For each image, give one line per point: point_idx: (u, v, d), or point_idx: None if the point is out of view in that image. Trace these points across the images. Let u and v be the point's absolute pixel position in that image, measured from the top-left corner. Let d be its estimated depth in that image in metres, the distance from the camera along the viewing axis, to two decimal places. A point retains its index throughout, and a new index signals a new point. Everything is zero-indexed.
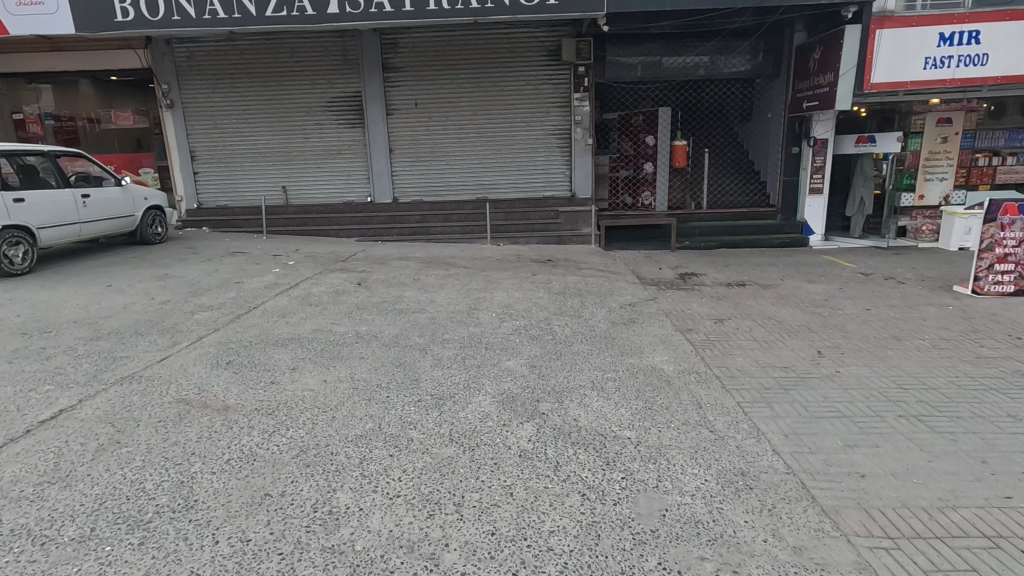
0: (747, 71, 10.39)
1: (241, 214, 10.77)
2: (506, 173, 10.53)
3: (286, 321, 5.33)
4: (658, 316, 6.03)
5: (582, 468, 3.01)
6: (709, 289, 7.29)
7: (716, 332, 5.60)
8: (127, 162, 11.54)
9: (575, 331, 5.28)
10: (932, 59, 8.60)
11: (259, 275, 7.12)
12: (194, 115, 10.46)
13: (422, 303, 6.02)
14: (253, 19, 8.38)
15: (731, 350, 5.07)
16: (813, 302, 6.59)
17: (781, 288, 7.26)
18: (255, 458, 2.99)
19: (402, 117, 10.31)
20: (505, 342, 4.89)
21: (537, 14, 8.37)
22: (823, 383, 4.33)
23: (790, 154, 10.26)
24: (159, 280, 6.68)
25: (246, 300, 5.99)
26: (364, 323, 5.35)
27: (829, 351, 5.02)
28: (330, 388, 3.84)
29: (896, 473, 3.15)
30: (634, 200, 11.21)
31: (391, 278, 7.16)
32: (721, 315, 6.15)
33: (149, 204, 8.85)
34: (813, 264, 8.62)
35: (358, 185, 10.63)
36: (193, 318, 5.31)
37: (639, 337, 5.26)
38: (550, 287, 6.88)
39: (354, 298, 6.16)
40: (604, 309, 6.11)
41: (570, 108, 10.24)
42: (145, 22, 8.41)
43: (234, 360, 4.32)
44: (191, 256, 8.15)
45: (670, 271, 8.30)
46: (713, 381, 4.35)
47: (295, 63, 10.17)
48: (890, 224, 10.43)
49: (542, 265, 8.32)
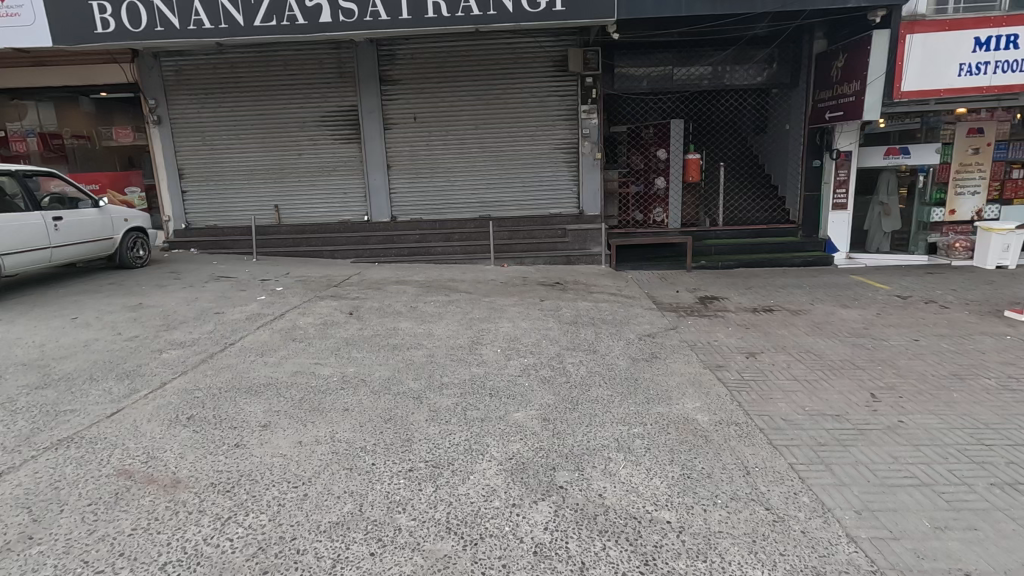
0: (764, 81, 9.82)
1: (231, 235, 10.22)
2: (510, 190, 9.97)
3: (264, 361, 4.71)
4: (682, 350, 5.39)
5: (615, 571, 2.37)
6: (734, 316, 6.65)
7: (751, 369, 4.96)
8: (116, 181, 10.99)
9: (591, 371, 4.66)
10: (967, 65, 8.03)
11: (242, 304, 6.53)
12: (181, 131, 9.96)
13: (419, 337, 5.40)
14: (241, 30, 7.89)
15: (771, 393, 4.44)
16: (851, 332, 5.95)
17: (813, 314, 6.63)
18: (199, 561, 2.36)
19: (401, 132, 9.78)
20: (512, 386, 4.26)
21: (542, 21, 7.85)
22: (887, 438, 3.69)
23: (811, 168, 9.68)
24: (131, 311, 6.09)
25: (222, 334, 5.38)
26: (353, 362, 4.74)
27: (885, 394, 4.37)
28: (306, 453, 3.22)
29: (1012, 571, 2.49)
30: (645, 217, 10.58)
31: (386, 306, 6.56)
32: (752, 348, 5.51)
33: (130, 226, 8.29)
34: (843, 286, 7.98)
35: (354, 203, 10.08)
36: (158, 359, 4.70)
37: (664, 378, 4.62)
38: (560, 315, 6.26)
39: (343, 331, 5.53)
40: (622, 342, 5.48)
41: (577, 120, 9.69)
42: (126, 34, 7.92)
43: (195, 414, 3.69)
44: (172, 282, 7.57)
45: (688, 295, 7.69)
46: (757, 437, 3.70)
47: (288, 75, 9.66)
48: (919, 240, 9.94)
49: (550, 288, 7.71)
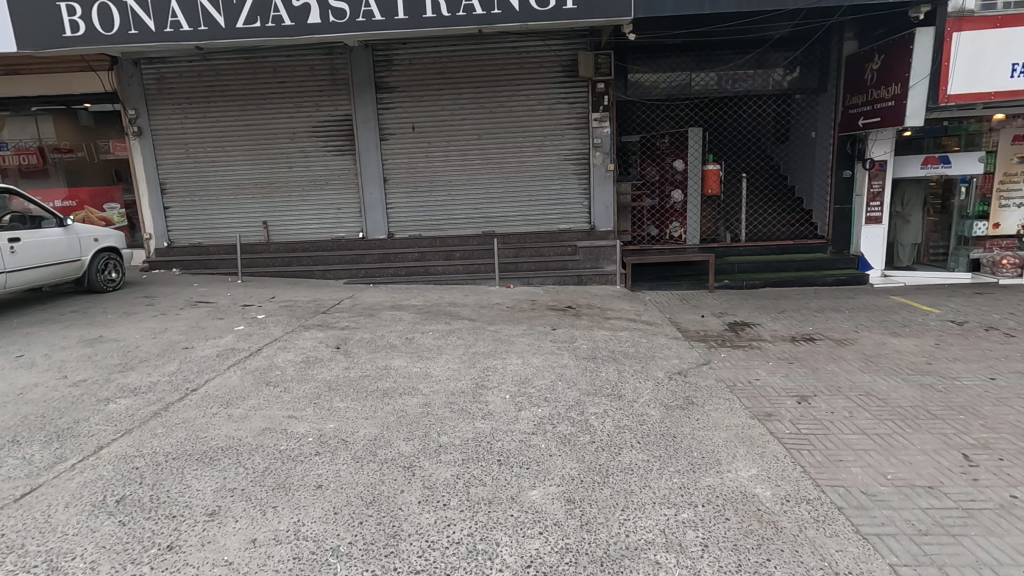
0: (790, 87, 9.13)
1: (216, 253, 9.48)
2: (516, 204, 9.25)
3: (228, 414, 3.93)
4: (721, 394, 4.61)
5: None
6: (772, 347, 5.87)
7: (807, 419, 4.18)
8: (96, 197, 10.30)
9: (620, 425, 3.87)
10: (1020, 66, 7.32)
11: (215, 336, 5.77)
12: (164, 144, 9.28)
13: (414, 379, 4.62)
14: (222, 32, 7.21)
15: (838, 454, 3.64)
16: (912, 367, 5.17)
17: (862, 344, 5.84)
18: None
19: (398, 143, 9.09)
20: (526, 450, 3.47)
21: (551, 20, 7.16)
22: (1007, 524, 2.89)
23: (841, 178, 8.98)
24: (86, 346, 5.35)
25: (185, 377, 4.62)
26: (335, 416, 3.95)
27: (981, 455, 3.58)
28: (260, 560, 2.45)
29: None
30: (660, 232, 9.78)
31: (379, 338, 5.79)
32: (803, 390, 4.71)
33: (100, 246, 7.55)
34: (886, 309, 7.21)
35: (348, 219, 9.38)
36: (101, 413, 3.93)
37: (708, 434, 3.84)
38: (576, 349, 5.48)
39: (327, 372, 4.76)
40: (650, 384, 4.71)
41: (587, 129, 9.00)
42: (97, 37, 7.27)
43: (127, 496, 2.93)
44: (144, 308, 6.85)
45: (715, 321, 6.91)
46: (839, 522, 2.91)
47: (278, 82, 9.00)
48: (959, 255, 9.27)
49: (562, 314, 6.96)
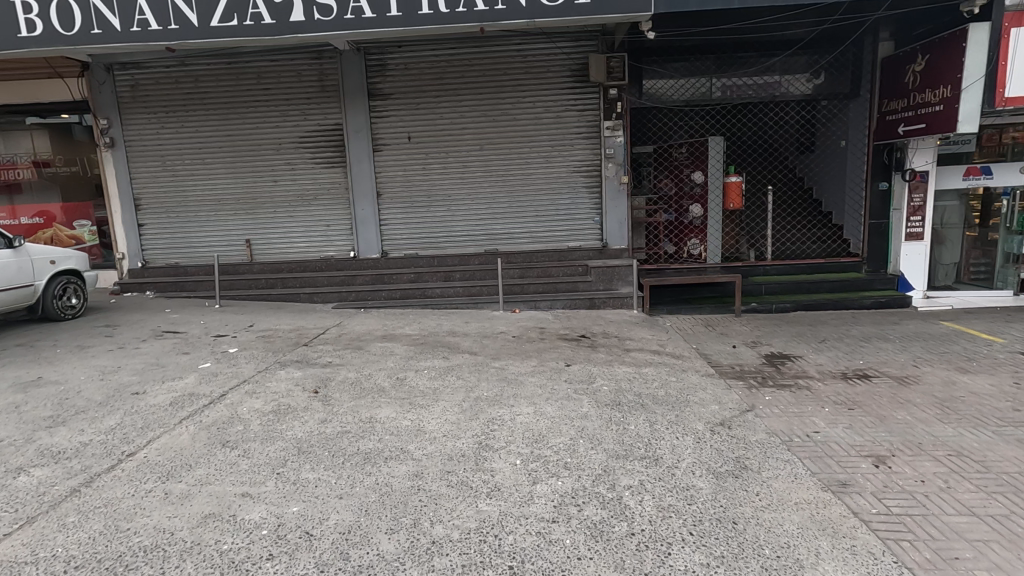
0: (820, 91, 8.38)
1: (193, 273, 8.67)
2: (521, 220, 8.47)
3: (164, 493, 3.09)
4: (779, 454, 3.75)
5: None
6: (823, 387, 5.03)
7: (895, 491, 3.32)
8: (68, 212, 9.57)
9: (666, 508, 3.01)
10: None
11: (173, 377, 4.92)
12: (138, 155, 8.53)
13: (403, 438, 3.77)
14: (195, 32, 6.48)
15: (949, 547, 2.80)
16: (999, 416, 4.32)
17: (929, 384, 5.00)
18: None
19: (392, 155, 8.34)
20: (548, 553, 2.61)
21: (562, 16, 6.42)
22: None
23: (878, 191, 8.19)
24: (16, 393, 4.50)
25: (124, 437, 3.77)
26: (300, 494, 3.10)
27: None
28: None
29: None
30: (678, 248, 9.01)
31: (363, 379, 4.92)
32: (877, 449, 3.85)
33: (57, 268, 6.75)
34: (941, 338, 6.38)
35: (339, 237, 8.60)
36: (2, 491, 3.09)
37: (776, 518, 2.99)
38: (597, 394, 4.62)
39: (297, 429, 3.91)
40: (692, 441, 3.86)
41: (599, 139, 8.27)
42: (57, 38, 6.55)
43: None
44: (100, 341, 6.01)
45: (750, 353, 6.06)
46: None
47: (261, 89, 8.27)
48: (1006, 272, 8.38)
49: (576, 345, 6.12)
